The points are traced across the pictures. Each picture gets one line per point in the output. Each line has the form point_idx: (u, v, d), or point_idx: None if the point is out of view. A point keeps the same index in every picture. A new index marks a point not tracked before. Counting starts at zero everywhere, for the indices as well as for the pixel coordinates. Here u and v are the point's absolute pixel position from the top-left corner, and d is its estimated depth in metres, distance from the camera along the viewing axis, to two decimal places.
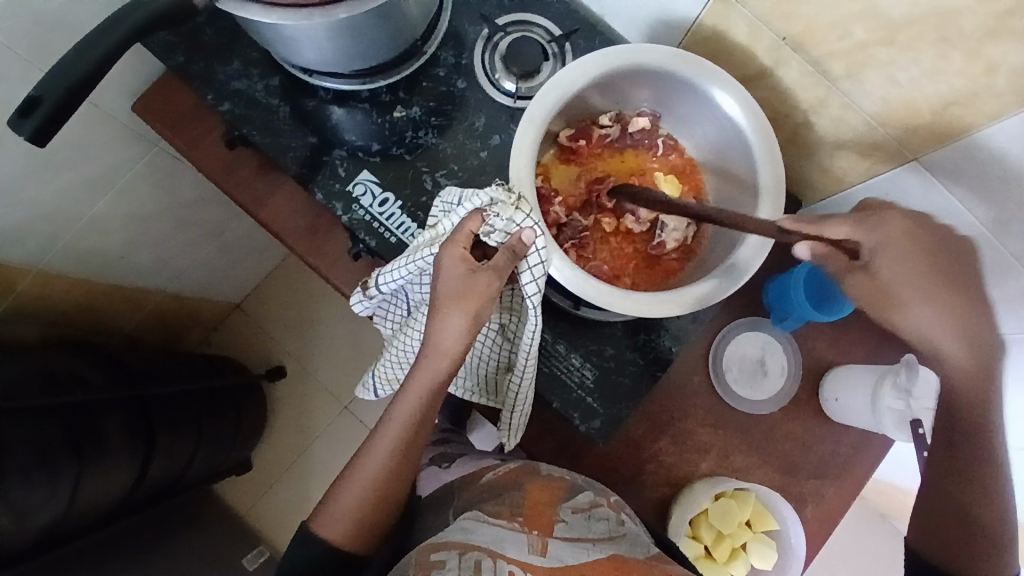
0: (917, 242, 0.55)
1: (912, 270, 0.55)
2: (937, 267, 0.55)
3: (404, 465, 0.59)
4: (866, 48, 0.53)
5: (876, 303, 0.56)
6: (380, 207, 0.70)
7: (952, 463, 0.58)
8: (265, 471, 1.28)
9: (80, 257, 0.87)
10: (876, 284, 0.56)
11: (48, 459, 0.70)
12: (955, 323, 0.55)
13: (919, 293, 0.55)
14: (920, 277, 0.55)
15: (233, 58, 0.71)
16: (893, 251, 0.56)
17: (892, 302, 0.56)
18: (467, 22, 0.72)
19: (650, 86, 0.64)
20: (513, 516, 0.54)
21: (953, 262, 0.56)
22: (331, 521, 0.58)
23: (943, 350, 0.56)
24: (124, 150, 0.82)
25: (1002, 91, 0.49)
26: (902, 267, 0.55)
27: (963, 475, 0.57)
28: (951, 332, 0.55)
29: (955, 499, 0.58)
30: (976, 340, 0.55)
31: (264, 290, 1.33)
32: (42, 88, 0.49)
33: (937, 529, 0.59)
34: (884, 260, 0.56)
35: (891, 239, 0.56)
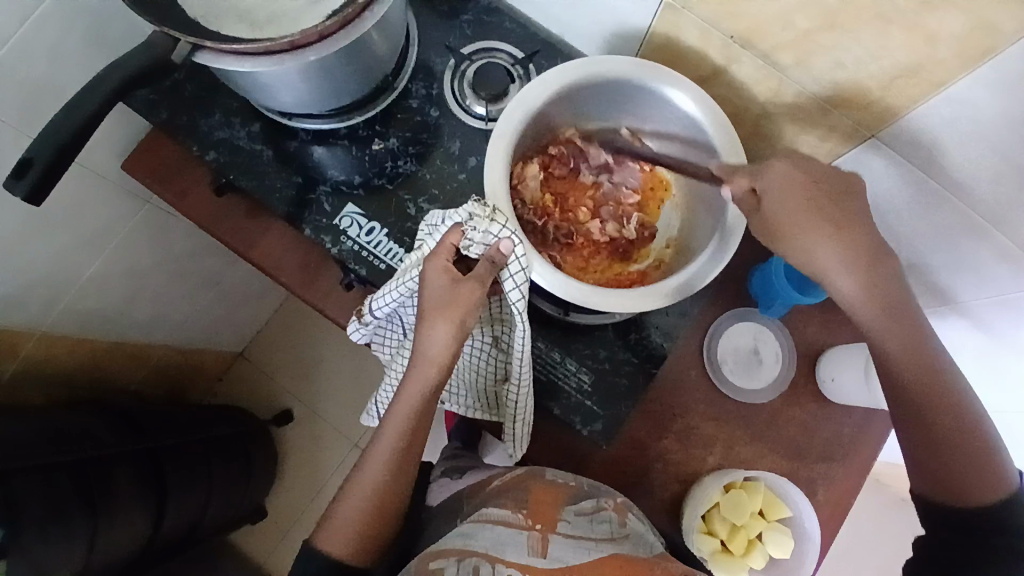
0: (799, 183, 0.55)
1: (799, 207, 0.54)
2: (824, 200, 0.55)
3: (401, 476, 0.59)
4: (809, 36, 0.56)
5: (767, 239, 0.56)
6: (367, 237, 0.72)
7: (906, 399, 0.55)
8: (280, 517, 1.28)
9: (81, 316, 0.89)
10: (767, 224, 0.56)
11: (61, 515, 0.71)
12: (856, 256, 0.54)
13: (805, 223, 0.54)
14: (801, 210, 0.54)
15: (215, 110, 0.75)
16: (777, 189, 0.55)
17: (779, 237, 0.55)
18: (434, 54, 0.76)
19: (610, 95, 0.67)
20: (518, 508, 0.56)
21: (830, 194, 0.55)
22: (333, 535, 0.58)
23: (835, 288, 0.55)
24: (116, 209, 0.85)
25: (943, 59, 0.51)
26: (787, 205, 0.55)
27: (919, 406, 0.55)
28: (851, 267, 0.53)
29: (926, 433, 0.55)
30: (873, 268, 0.54)
31: (265, 335, 1.35)
32: (34, 150, 0.52)
33: (921, 465, 0.56)
34: (769, 199, 0.56)
35: (779, 179, 0.56)
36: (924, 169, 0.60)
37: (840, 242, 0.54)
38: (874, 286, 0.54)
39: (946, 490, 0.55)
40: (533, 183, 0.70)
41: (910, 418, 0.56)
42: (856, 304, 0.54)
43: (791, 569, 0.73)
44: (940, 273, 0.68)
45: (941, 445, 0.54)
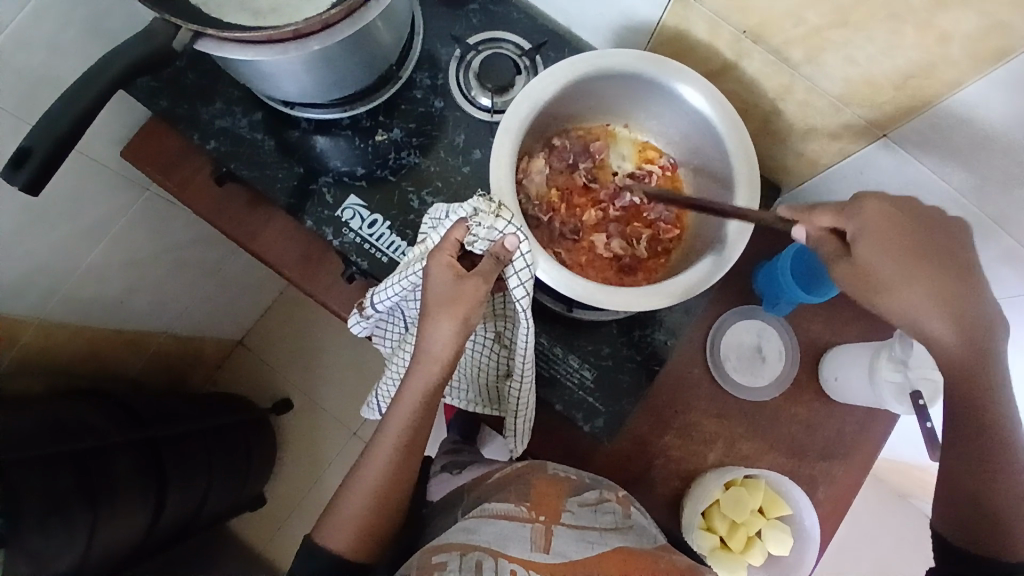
0: (902, 225, 0.51)
1: (902, 255, 0.51)
2: (924, 245, 0.51)
3: (403, 472, 0.59)
4: (822, 32, 0.55)
5: (862, 293, 0.53)
6: (369, 229, 0.72)
7: (960, 451, 0.54)
8: (280, 505, 1.28)
9: (81, 304, 0.89)
10: (860, 270, 0.52)
11: (61, 507, 0.70)
12: (948, 305, 0.51)
13: (904, 276, 0.51)
14: (899, 262, 0.51)
15: (216, 98, 0.74)
16: (880, 235, 0.51)
17: (872, 288, 0.52)
18: (438, 44, 0.75)
19: (617, 88, 0.66)
20: (520, 501, 0.55)
21: (934, 240, 0.52)
22: (335, 531, 0.58)
23: (932, 343, 0.52)
24: (116, 197, 0.84)
25: (958, 60, 0.50)
26: (885, 251, 0.51)
27: (978, 459, 0.53)
28: (944, 323, 0.51)
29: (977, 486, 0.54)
30: (970, 322, 0.51)
31: (265, 324, 1.35)
32: (32, 140, 0.51)
33: (957, 512, 0.55)
34: (864, 244, 0.52)
35: (877, 223, 0.52)
36: (932, 169, 0.59)
37: (940, 297, 0.51)
38: (968, 339, 0.51)
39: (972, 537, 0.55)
40: (539, 177, 0.69)
41: (965, 469, 0.54)
42: (946, 354, 0.52)
43: (789, 565, 0.74)
44: None
45: (985, 498, 0.53)
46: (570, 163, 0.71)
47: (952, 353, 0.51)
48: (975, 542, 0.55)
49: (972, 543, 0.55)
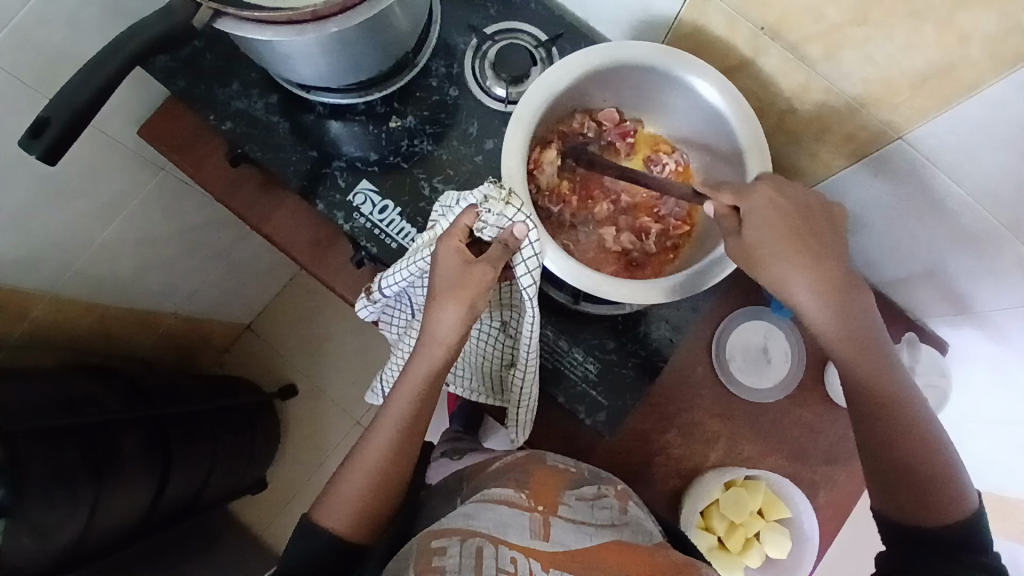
0: (780, 210, 0.55)
1: (772, 232, 0.55)
2: (801, 226, 0.55)
3: (403, 454, 0.59)
4: (840, 31, 0.54)
5: (749, 267, 0.57)
6: (380, 215, 0.72)
7: (864, 417, 0.56)
8: (281, 489, 1.29)
9: (93, 281, 0.90)
10: (746, 246, 0.56)
11: (67, 479, 0.71)
12: (819, 280, 0.55)
13: (785, 249, 0.55)
14: (781, 237, 0.55)
15: (233, 80, 0.74)
16: (762, 214, 0.55)
17: (755, 259, 0.56)
18: (456, 33, 0.75)
19: (631, 81, 0.66)
20: (519, 489, 0.56)
21: (811, 224, 0.56)
22: (333, 510, 0.58)
23: (809, 317, 0.56)
24: (132, 175, 0.85)
25: (976, 61, 0.49)
26: (766, 228, 0.55)
27: (873, 422, 0.56)
28: (813, 293, 0.55)
29: (887, 446, 0.55)
30: (836, 296, 0.55)
31: (273, 309, 1.36)
32: (51, 111, 0.52)
33: (883, 483, 0.56)
34: (748, 224, 0.56)
35: (763, 205, 0.56)
36: (951, 175, 0.58)
37: (817, 273, 0.54)
38: (841, 313, 0.55)
39: (911, 508, 0.54)
40: (550, 169, 0.68)
41: (873, 432, 0.56)
42: (828, 330, 0.55)
43: (788, 568, 0.73)
44: (960, 278, 0.67)
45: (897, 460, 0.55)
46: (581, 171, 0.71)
47: (828, 326, 0.55)
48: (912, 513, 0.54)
49: (912, 514, 0.54)
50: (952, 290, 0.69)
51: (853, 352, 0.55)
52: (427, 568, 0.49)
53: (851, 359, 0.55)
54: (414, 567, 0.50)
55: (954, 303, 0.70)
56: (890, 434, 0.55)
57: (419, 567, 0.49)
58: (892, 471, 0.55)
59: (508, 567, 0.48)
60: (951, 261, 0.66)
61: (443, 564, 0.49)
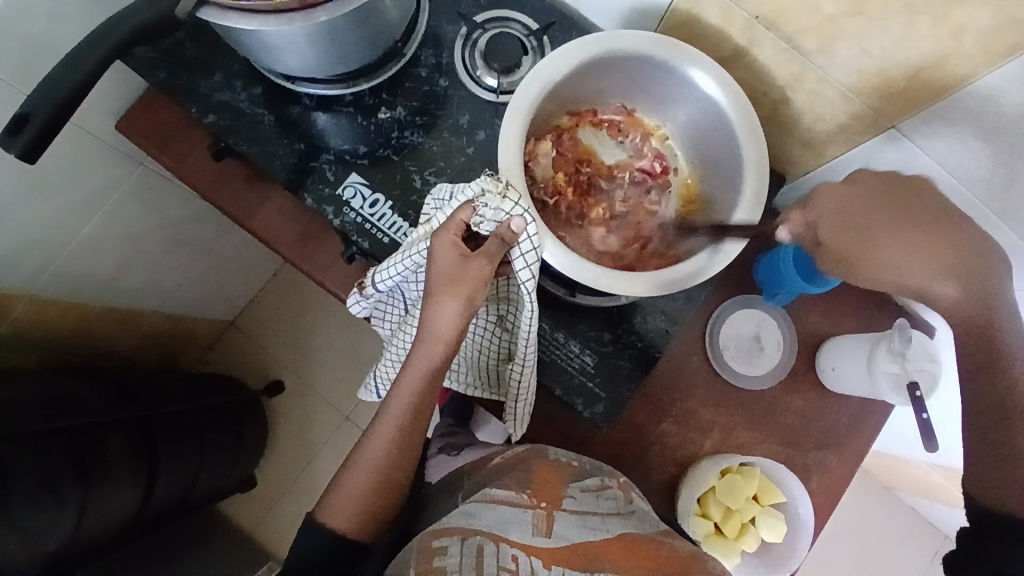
0: (860, 200, 0.55)
1: (845, 206, 0.55)
2: (900, 211, 0.54)
3: (403, 453, 0.58)
4: (837, 20, 0.54)
5: (845, 264, 0.56)
6: (370, 209, 0.70)
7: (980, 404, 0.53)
8: (271, 487, 1.28)
9: (74, 280, 0.87)
10: (838, 244, 0.56)
11: (54, 485, 0.69)
12: (917, 242, 0.53)
13: (884, 237, 0.54)
14: (875, 229, 0.54)
15: (215, 71, 0.72)
16: (838, 211, 0.56)
17: (853, 254, 0.55)
18: (444, 21, 0.73)
19: (627, 71, 0.66)
20: (521, 488, 0.55)
21: (912, 205, 0.54)
22: (334, 509, 0.58)
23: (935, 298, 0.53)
24: (111, 170, 0.82)
25: (970, 52, 0.50)
26: (849, 224, 0.55)
27: (992, 410, 0.53)
28: (936, 276, 0.52)
29: (999, 434, 0.52)
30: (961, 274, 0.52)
31: (258, 305, 1.33)
32: (29, 106, 0.49)
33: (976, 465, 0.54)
34: (826, 222, 0.56)
35: (833, 198, 0.56)
36: (942, 165, 0.59)
37: (933, 256, 0.52)
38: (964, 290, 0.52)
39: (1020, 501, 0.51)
40: (545, 160, 0.68)
41: (983, 417, 0.53)
42: (964, 311, 0.52)
43: (781, 554, 0.74)
44: None
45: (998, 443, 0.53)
46: (580, 173, 0.71)
47: (956, 304, 0.53)
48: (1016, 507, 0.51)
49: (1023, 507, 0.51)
50: None
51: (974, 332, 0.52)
52: (428, 569, 0.48)
53: (977, 332, 0.52)
54: (415, 567, 0.49)
55: None
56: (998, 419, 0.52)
57: (420, 567, 0.49)
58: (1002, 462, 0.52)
59: (510, 565, 0.47)
60: None
61: (445, 563, 0.48)
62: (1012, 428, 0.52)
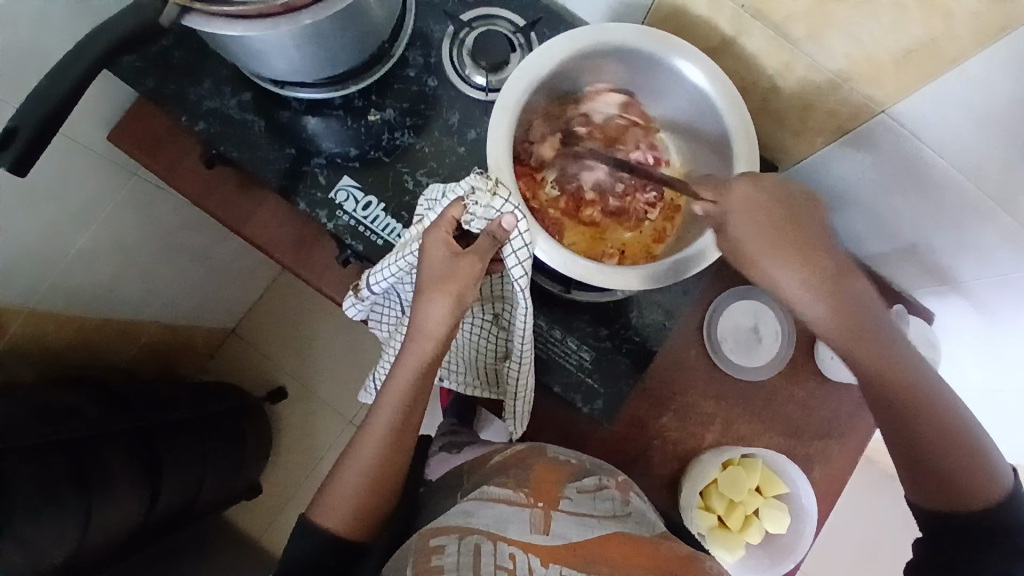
0: (759, 207, 0.55)
1: (764, 242, 0.54)
2: (786, 222, 0.55)
3: (398, 451, 0.58)
4: (823, 7, 0.54)
5: (741, 265, 0.57)
6: (363, 211, 0.70)
7: (884, 409, 0.56)
8: (275, 493, 1.28)
9: (71, 291, 0.87)
10: (736, 248, 0.56)
11: (56, 498, 0.69)
12: (816, 277, 0.54)
13: (776, 249, 0.54)
14: (773, 241, 0.54)
15: (204, 78, 0.72)
16: (742, 216, 0.55)
17: (751, 265, 0.56)
18: (432, 21, 0.73)
19: (615, 64, 0.65)
20: (519, 488, 0.55)
21: (791, 213, 0.55)
22: (330, 509, 0.58)
23: (802, 308, 0.55)
24: (104, 180, 0.82)
25: (959, 34, 0.49)
26: (751, 234, 0.55)
27: (895, 413, 0.55)
28: (812, 289, 0.54)
29: (914, 434, 0.55)
30: (830, 283, 0.54)
31: (258, 311, 1.33)
32: (17, 119, 0.49)
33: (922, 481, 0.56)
34: (735, 227, 0.55)
35: (738, 205, 0.55)
36: (933, 148, 0.58)
37: (811, 270, 0.54)
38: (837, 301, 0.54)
39: (947, 499, 0.55)
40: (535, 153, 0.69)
41: (889, 420, 0.56)
42: (825, 320, 0.54)
43: (786, 545, 0.74)
44: (944, 255, 0.68)
45: (925, 455, 0.55)
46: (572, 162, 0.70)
47: (825, 317, 0.54)
48: (948, 505, 0.55)
49: (949, 505, 0.55)
50: (933, 264, 0.70)
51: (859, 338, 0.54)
52: (426, 568, 0.48)
53: (850, 339, 0.54)
54: (412, 567, 0.49)
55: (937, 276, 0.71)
56: (909, 420, 0.55)
57: (418, 567, 0.49)
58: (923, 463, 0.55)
59: (507, 563, 0.47)
60: (935, 236, 0.67)
61: (442, 561, 0.48)
62: (926, 429, 0.54)
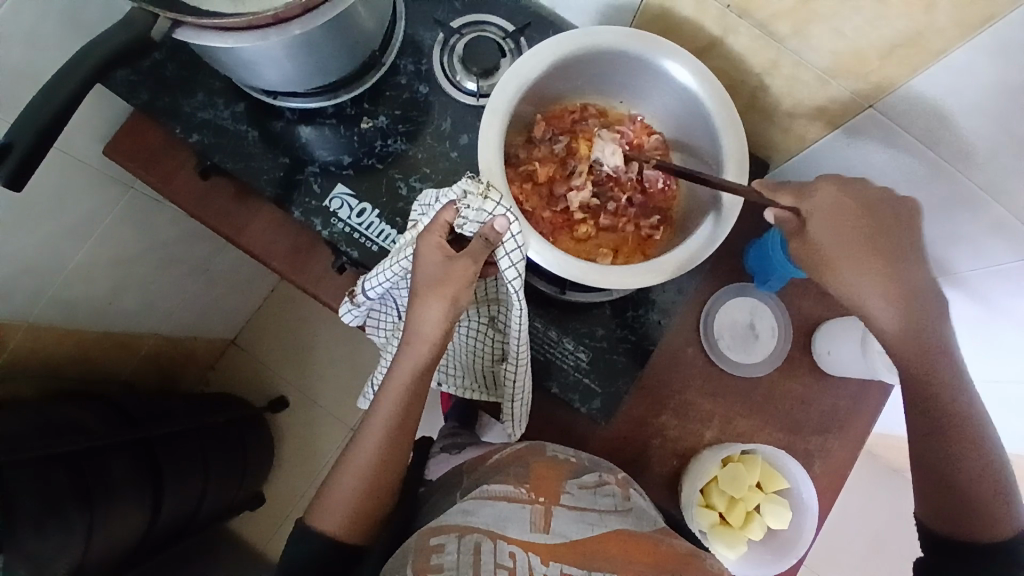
0: (847, 213, 0.56)
1: (844, 245, 0.55)
2: (869, 229, 0.56)
3: (395, 455, 0.59)
4: (806, 4, 0.54)
5: (810, 264, 0.57)
6: (358, 218, 0.71)
7: (921, 426, 0.57)
8: (278, 502, 1.28)
9: (70, 305, 0.87)
10: (809, 248, 0.57)
11: (59, 511, 0.70)
12: (897, 295, 0.55)
13: (853, 257, 0.55)
14: (847, 247, 0.55)
15: (197, 90, 0.72)
16: (826, 216, 0.56)
17: (821, 264, 0.56)
18: (422, 28, 0.74)
19: (603, 66, 0.66)
20: (519, 484, 0.55)
21: (881, 224, 0.56)
22: (327, 513, 0.58)
23: (872, 316, 0.56)
24: (100, 195, 0.83)
25: (942, 26, 0.49)
26: (834, 236, 0.55)
27: (932, 434, 0.56)
28: (878, 297, 0.55)
29: (941, 460, 0.56)
30: (899, 296, 0.55)
31: (258, 321, 1.34)
32: (12, 134, 0.50)
33: (928, 494, 0.58)
34: (816, 226, 0.56)
35: (829, 206, 0.56)
36: (921, 140, 0.59)
37: (885, 281, 0.55)
38: (904, 314, 0.55)
39: (956, 526, 0.56)
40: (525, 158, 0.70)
41: (921, 439, 0.57)
42: (886, 328, 0.56)
43: (787, 540, 0.74)
44: (935, 248, 0.68)
45: (950, 480, 0.56)
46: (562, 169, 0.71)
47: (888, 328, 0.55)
48: (956, 530, 0.56)
49: (958, 531, 0.56)
50: (929, 255, 0.70)
51: (913, 354, 0.55)
52: (425, 567, 0.48)
53: (906, 352, 0.56)
54: (411, 567, 0.49)
55: (932, 268, 0.71)
56: (938, 445, 0.56)
57: (418, 566, 0.49)
58: (944, 487, 0.56)
59: (507, 562, 0.48)
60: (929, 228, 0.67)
61: (441, 560, 0.49)
62: (954, 458, 0.56)
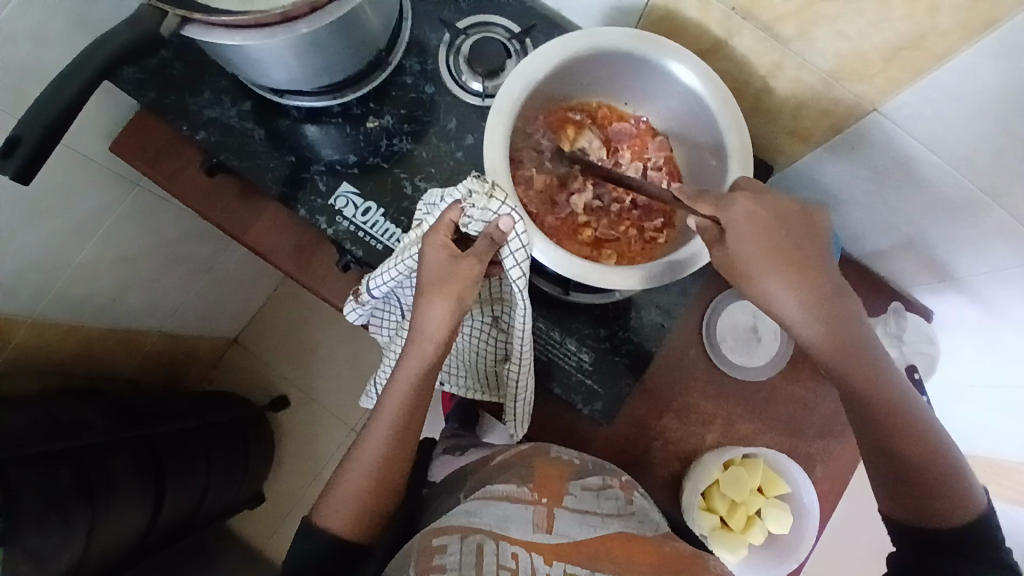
0: (762, 223, 0.56)
1: (758, 255, 0.55)
2: (785, 239, 0.56)
3: (399, 453, 0.59)
4: (811, 7, 0.55)
5: (732, 277, 0.58)
6: (363, 216, 0.71)
7: (863, 425, 0.57)
8: (278, 502, 1.28)
9: (74, 302, 0.88)
10: (730, 260, 0.57)
11: (61, 507, 0.70)
12: (809, 296, 0.56)
13: (769, 268, 0.55)
14: (761, 258, 0.56)
15: (204, 89, 0.73)
16: (744, 228, 0.56)
17: (743, 274, 0.57)
18: (428, 29, 0.74)
19: (608, 67, 0.66)
20: (524, 483, 0.55)
21: (792, 231, 0.57)
22: (331, 512, 0.58)
23: (793, 324, 0.57)
24: (106, 192, 0.83)
25: (948, 30, 0.49)
26: (750, 245, 0.56)
27: (876, 431, 0.57)
28: (798, 306, 0.56)
29: (888, 453, 0.57)
30: (817, 299, 0.56)
31: (261, 320, 1.34)
32: (21, 128, 0.50)
33: (888, 488, 0.58)
34: (734, 238, 0.56)
35: (747, 217, 0.56)
36: (925, 144, 0.59)
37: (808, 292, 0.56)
38: (823, 318, 0.56)
39: (920, 513, 0.56)
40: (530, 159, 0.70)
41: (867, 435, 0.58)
42: (810, 337, 0.56)
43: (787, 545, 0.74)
44: (941, 248, 0.68)
45: (903, 471, 0.56)
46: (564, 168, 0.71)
47: (812, 335, 0.56)
48: (920, 519, 0.56)
49: (924, 520, 0.56)
50: (933, 259, 0.70)
51: (842, 358, 0.56)
52: (427, 567, 0.48)
53: (836, 356, 0.56)
54: (415, 566, 0.49)
55: (938, 272, 0.71)
56: (886, 438, 0.56)
57: (420, 566, 0.49)
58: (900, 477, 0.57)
59: (509, 563, 0.48)
60: (932, 233, 0.67)
61: (444, 561, 0.48)
62: (904, 448, 0.56)
